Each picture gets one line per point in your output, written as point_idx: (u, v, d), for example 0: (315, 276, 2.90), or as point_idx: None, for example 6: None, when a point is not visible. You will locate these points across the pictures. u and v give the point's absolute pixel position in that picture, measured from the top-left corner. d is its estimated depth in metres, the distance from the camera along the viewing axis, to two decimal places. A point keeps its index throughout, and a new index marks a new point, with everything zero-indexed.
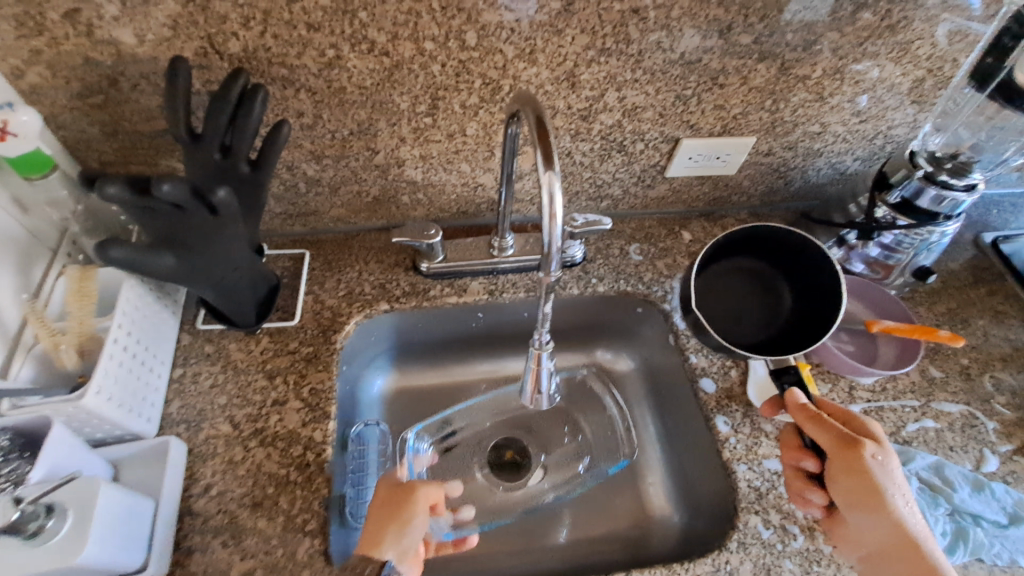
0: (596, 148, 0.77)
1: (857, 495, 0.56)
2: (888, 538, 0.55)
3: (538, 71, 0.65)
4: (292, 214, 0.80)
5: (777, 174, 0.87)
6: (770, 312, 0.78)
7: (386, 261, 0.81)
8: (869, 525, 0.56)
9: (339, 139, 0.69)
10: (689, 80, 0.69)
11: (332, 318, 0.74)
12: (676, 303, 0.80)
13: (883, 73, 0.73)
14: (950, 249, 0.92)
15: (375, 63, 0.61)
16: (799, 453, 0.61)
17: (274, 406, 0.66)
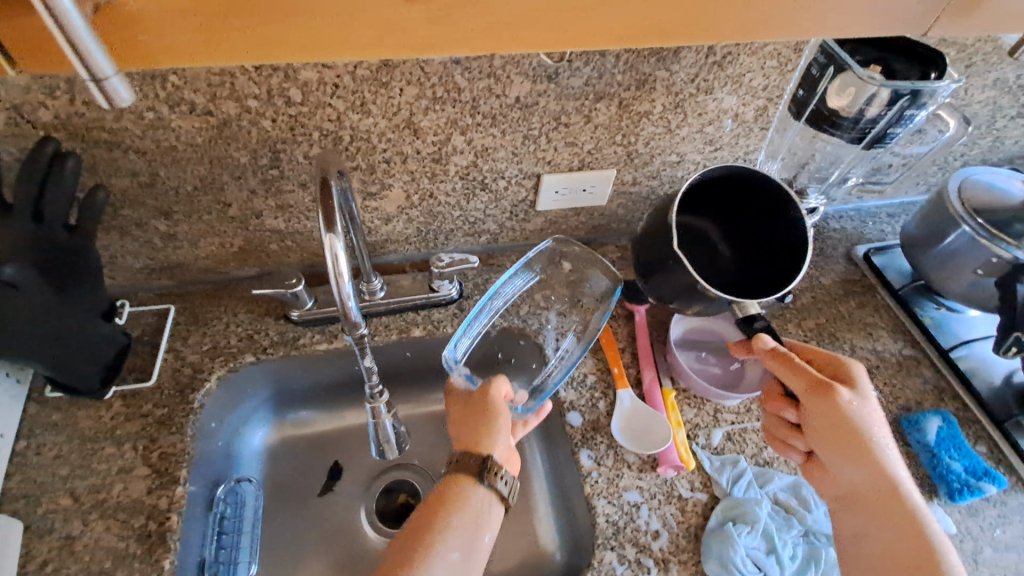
0: (458, 189, 0.78)
1: (835, 438, 0.61)
2: (863, 474, 0.60)
3: (375, 121, 0.65)
4: (155, 269, 0.79)
5: (649, 202, 0.89)
6: (713, 274, 0.73)
7: (256, 309, 0.80)
8: (847, 465, 0.61)
9: (184, 195, 0.69)
10: (532, 121, 0.70)
11: (191, 376, 0.73)
12: (549, 337, 0.81)
13: (725, 104, 0.75)
14: (824, 263, 0.94)
15: (200, 122, 0.61)
16: (781, 402, 0.66)
17: (119, 475, 0.66)
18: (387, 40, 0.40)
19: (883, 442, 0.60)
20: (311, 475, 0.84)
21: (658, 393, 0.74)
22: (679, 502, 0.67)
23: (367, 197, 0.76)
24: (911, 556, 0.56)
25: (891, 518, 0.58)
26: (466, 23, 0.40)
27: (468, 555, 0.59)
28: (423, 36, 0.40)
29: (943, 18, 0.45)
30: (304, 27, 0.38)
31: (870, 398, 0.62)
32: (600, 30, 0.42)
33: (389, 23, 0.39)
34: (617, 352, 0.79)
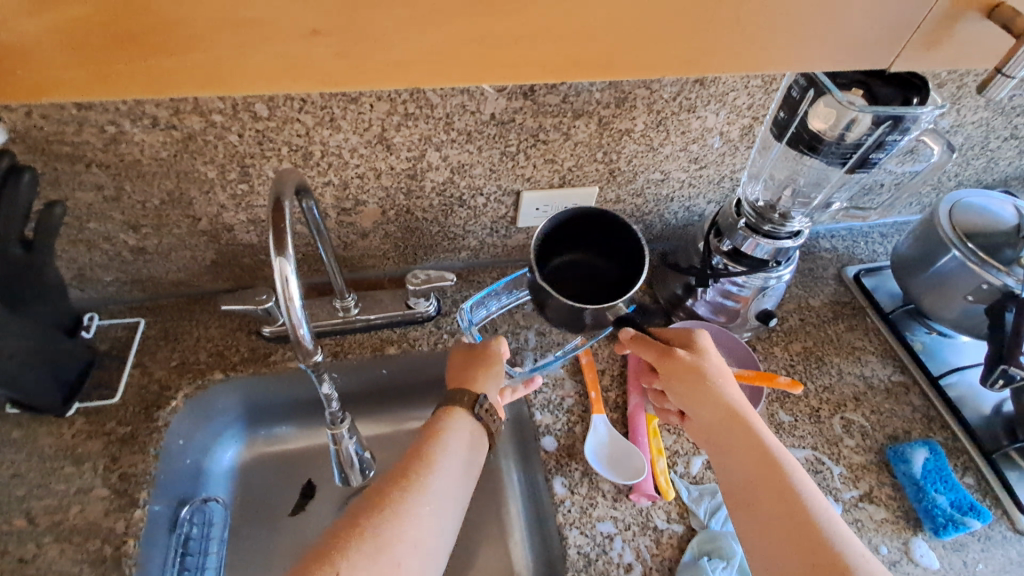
0: (435, 205, 0.77)
1: (686, 392, 0.64)
2: (713, 416, 0.62)
3: (346, 136, 0.64)
4: (126, 282, 0.77)
5: (634, 219, 0.87)
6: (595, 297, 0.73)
7: (228, 324, 0.79)
8: (700, 416, 0.63)
9: (152, 209, 0.67)
10: (509, 138, 0.69)
11: (157, 393, 0.72)
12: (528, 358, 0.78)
13: (709, 122, 0.73)
14: (812, 284, 0.92)
15: (164, 136, 0.59)
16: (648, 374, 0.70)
17: (77, 496, 0.64)
18: (294, 73, 0.32)
19: (724, 383, 0.64)
20: (283, 492, 0.80)
21: (641, 419, 0.72)
22: (654, 533, 0.65)
23: (342, 212, 0.74)
24: (766, 479, 0.56)
25: (744, 450, 0.59)
26: (382, 48, 0.32)
27: (463, 476, 0.60)
28: (334, 69, 0.32)
29: (906, 53, 0.39)
30: (205, 58, 0.31)
31: (708, 348, 0.66)
32: (554, 60, 0.34)
33: (291, 50, 0.31)
34: (596, 375, 0.77)
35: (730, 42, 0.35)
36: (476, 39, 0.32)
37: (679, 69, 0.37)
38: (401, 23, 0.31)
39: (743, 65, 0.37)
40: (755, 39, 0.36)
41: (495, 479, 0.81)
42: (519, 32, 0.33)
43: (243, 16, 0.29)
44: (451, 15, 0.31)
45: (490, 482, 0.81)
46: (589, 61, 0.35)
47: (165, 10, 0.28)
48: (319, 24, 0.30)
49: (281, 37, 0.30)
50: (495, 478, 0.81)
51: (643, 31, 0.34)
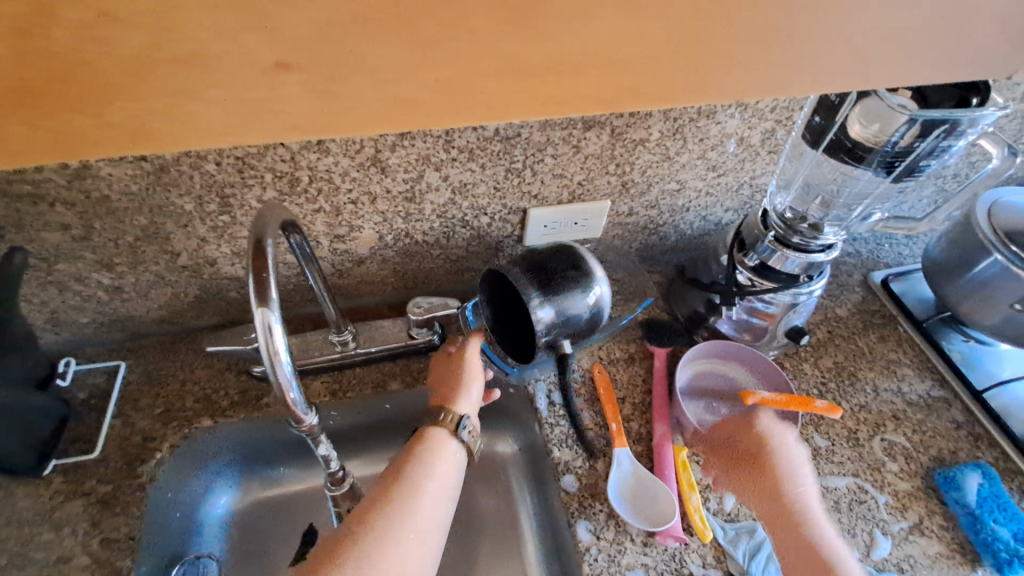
0: (435, 227, 0.71)
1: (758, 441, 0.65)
2: (747, 467, 0.64)
3: (336, 160, 0.58)
4: (104, 323, 0.71)
5: (648, 231, 0.81)
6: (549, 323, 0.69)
7: (216, 364, 0.73)
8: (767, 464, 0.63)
9: (125, 245, 0.61)
10: (515, 154, 0.63)
11: (140, 446, 0.66)
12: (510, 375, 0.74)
13: (729, 127, 0.68)
14: (838, 292, 0.86)
15: (133, 168, 0.54)
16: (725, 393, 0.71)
17: (56, 567, 0.58)
18: (252, 123, 0.25)
19: (773, 441, 0.66)
20: (282, 542, 0.74)
21: (670, 452, 0.66)
22: None
23: (335, 240, 0.68)
24: (797, 536, 0.58)
25: (779, 505, 0.61)
26: (375, 84, 0.25)
27: (447, 498, 0.56)
28: (306, 114, 0.25)
29: None
30: (138, 107, 0.23)
31: (768, 421, 0.68)
32: (603, 92, 0.27)
33: (248, 94, 0.24)
34: (616, 405, 0.71)
35: (798, 62, 0.28)
36: (501, 72, 0.26)
37: (758, 93, 0.29)
38: (402, 52, 0.24)
39: (814, 86, 0.29)
40: (830, 55, 0.28)
41: (509, 517, 0.75)
42: (558, 58, 0.25)
43: (177, 54, 0.22)
44: (470, 43, 0.24)
45: (504, 520, 0.75)
46: (645, 92, 0.28)
47: (79, 46, 0.21)
48: (285, 54, 0.23)
49: (235, 78, 0.23)
50: (510, 518, 0.75)
51: (712, 54, 0.27)
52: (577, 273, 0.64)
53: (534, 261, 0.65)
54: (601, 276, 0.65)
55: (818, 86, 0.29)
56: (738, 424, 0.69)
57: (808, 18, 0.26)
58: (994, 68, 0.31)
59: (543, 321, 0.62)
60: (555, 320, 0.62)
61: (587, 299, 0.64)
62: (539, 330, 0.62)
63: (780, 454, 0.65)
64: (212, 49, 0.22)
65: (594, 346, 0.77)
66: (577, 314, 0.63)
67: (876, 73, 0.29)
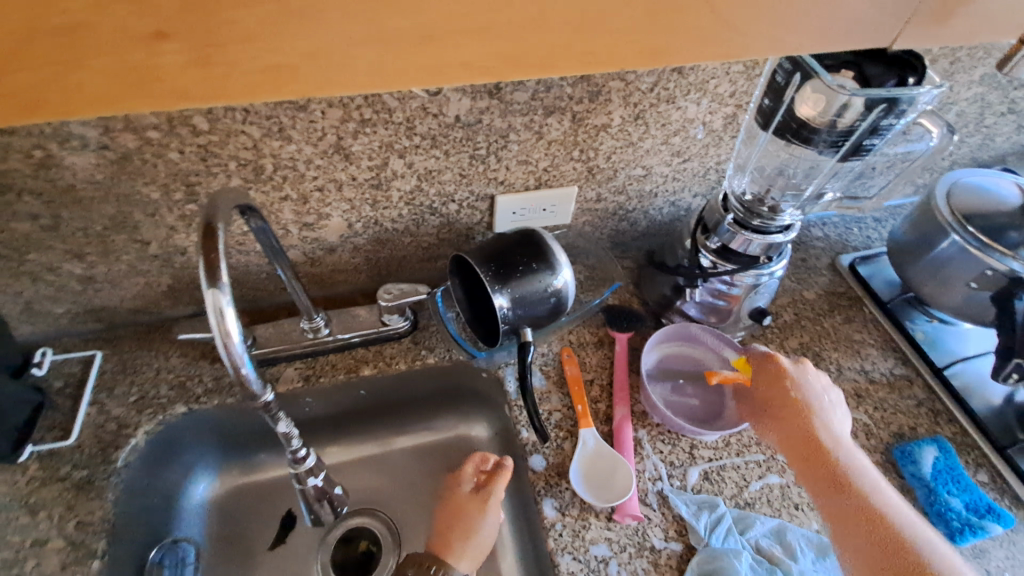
0: (404, 214, 0.72)
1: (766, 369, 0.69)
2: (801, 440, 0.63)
3: (299, 147, 0.59)
4: (80, 313, 0.72)
5: (617, 217, 0.83)
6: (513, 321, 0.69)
7: (192, 352, 0.74)
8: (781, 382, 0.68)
9: (95, 235, 0.62)
10: (477, 140, 0.64)
11: (115, 432, 0.66)
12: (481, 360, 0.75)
13: (690, 113, 0.70)
14: (805, 276, 0.88)
15: (97, 158, 0.54)
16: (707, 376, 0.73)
17: (33, 549, 0.59)
18: (137, 91, 0.26)
19: (819, 409, 0.65)
20: (262, 525, 0.76)
21: (628, 433, 0.68)
22: (653, 554, 0.60)
23: (304, 228, 0.69)
24: (857, 515, 0.57)
25: (837, 482, 0.59)
26: (254, 50, 0.26)
27: None
28: (189, 81, 0.26)
29: (912, 28, 0.32)
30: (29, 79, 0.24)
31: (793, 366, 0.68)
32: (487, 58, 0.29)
33: (130, 62, 0.25)
34: (583, 387, 0.72)
35: (681, 28, 0.30)
36: (387, 40, 0.27)
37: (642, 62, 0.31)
38: (279, 17, 0.25)
39: (696, 52, 0.31)
40: (707, 19, 0.29)
41: None
42: (433, 25, 0.27)
43: (56, 23, 0.23)
44: (351, 11, 0.26)
45: None
46: (531, 60, 0.29)
47: None
48: (162, 25, 0.24)
49: (113, 47, 0.24)
50: None
51: (590, 17, 0.28)
52: (538, 261, 0.64)
53: (498, 247, 0.65)
54: (563, 262, 0.65)
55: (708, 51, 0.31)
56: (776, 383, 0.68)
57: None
58: (878, 40, 0.33)
59: (504, 306, 0.62)
60: (515, 306, 0.63)
61: (549, 286, 0.64)
62: (500, 316, 0.63)
63: (818, 406, 0.65)
64: (90, 17, 0.23)
65: (564, 330, 0.78)
66: (538, 300, 0.64)
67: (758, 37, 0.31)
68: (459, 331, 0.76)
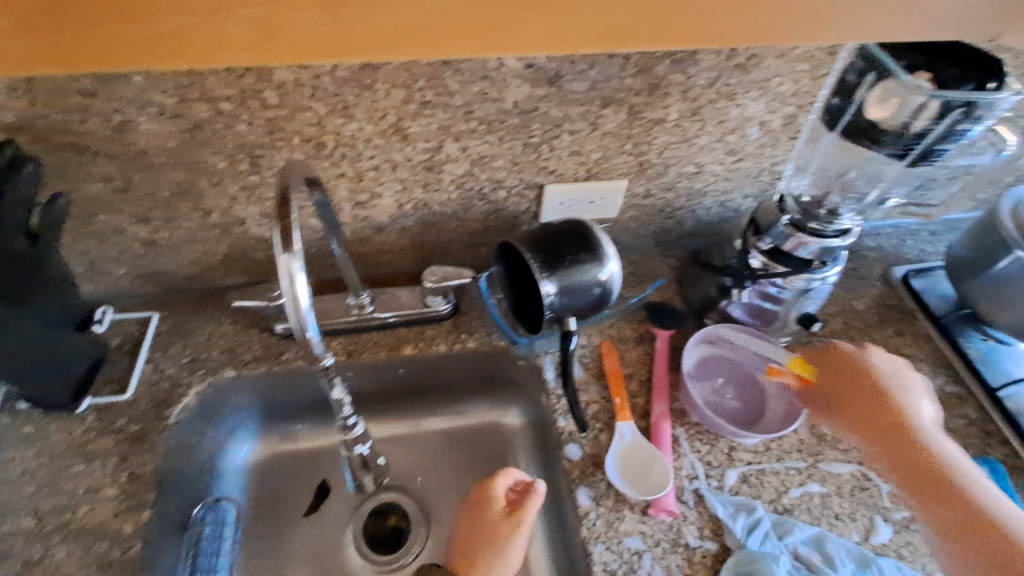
0: (454, 198, 0.73)
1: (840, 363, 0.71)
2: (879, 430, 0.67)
3: (361, 126, 0.60)
4: (140, 276, 0.75)
5: (664, 214, 0.82)
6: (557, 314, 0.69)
7: (242, 320, 0.77)
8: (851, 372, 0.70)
9: (161, 201, 0.65)
10: (532, 128, 0.64)
11: (168, 390, 0.69)
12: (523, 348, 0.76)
13: (748, 111, 0.68)
14: (854, 285, 0.86)
15: (170, 125, 0.56)
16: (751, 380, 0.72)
17: (86, 495, 0.61)
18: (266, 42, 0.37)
19: (891, 392, 0.68)
20: (298, 492, 0.79)
21: (667, 429, 0.68)
22: (687, 551, 0.60)
23: (356, 206, 0.71)
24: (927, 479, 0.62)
25: (918, 462, 0.64)
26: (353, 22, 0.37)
27: None
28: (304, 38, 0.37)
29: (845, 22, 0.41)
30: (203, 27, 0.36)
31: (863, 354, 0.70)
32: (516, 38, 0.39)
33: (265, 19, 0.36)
34: (622, 381, 0.72)
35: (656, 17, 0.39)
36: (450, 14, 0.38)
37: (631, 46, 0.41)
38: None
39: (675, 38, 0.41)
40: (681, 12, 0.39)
41: None
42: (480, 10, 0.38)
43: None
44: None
45: None
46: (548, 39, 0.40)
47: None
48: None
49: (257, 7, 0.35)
50: None
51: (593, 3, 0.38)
52: (587, 252, 0.64)
53: (546, 235, 0.65)
54: (611, 254, 0.65)
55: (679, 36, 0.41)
56: (850, 376, 0.70)
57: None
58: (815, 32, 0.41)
59: (550, 293, 0.63)
60: (561, 296, 0.63)
61: (597, 275, 0.64)
62: (546, 303, 0.63)
63: (892, 391, 0.68)
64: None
65: (604, 324, 0.79)
66: (584, 291, 0.64)
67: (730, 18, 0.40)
68: (501, 317, 0.77)
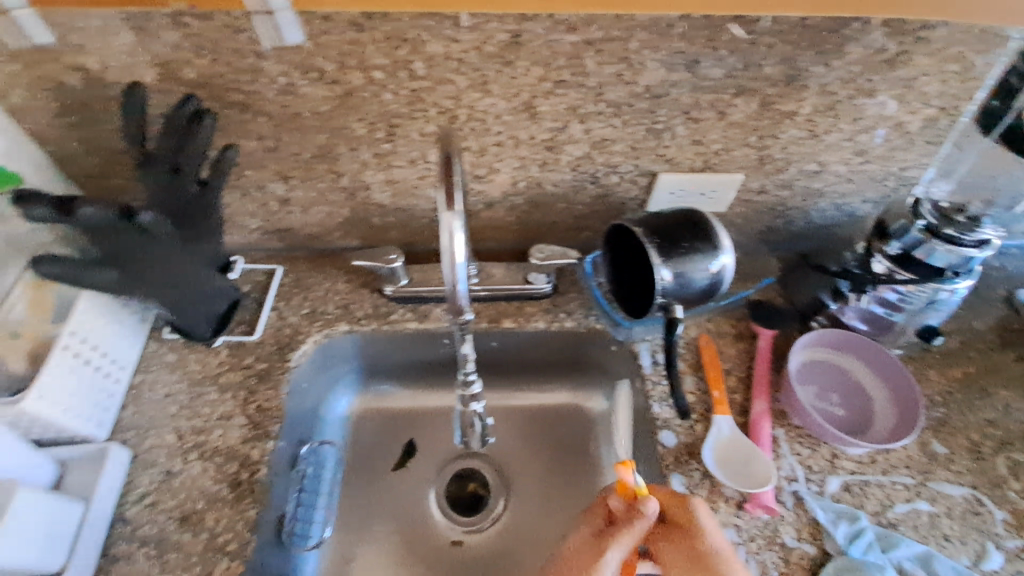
0: (567, 180, 0.74)
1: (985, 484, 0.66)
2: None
3: (495, 102, 0.63)
4: (269, 231, 0.82)
5: (775, 213, 0.80)
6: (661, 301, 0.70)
7: (355, 281, 0.82)
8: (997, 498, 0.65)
9: (303, 161, 0.70)
10: (659, 114, 0.65)
11: (290, 337, 0.75)
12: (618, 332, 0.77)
13: (885, 110, 0.66)
14: (976, 305, 0.81)
15: (327, 90, 0.61)
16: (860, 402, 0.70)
17: (220, 421, 0.68)
18: None
19: None
20: (389, 448, 0.84)
21: (767, 429, 0.68)
22: (782, 550, 0.60)
23: (474, 180, 0.74)
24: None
25: None
26: None
27: None
28: None
29: None
30: None
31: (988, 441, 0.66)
32: None
33: None
34: (721, 375, 0.72)
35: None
36: None
37: None
38: None
39: None
40: None
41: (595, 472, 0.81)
42: None
43: None
44: None
45: (589, 464, 0.82)
46: None
47: None
48: None
49: None
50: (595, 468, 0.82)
51: None
52: (703, 241, 0.65)
53: (663, 222, 0.67)
54: (726, 246, 0.66)
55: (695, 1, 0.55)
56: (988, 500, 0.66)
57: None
58: None
59: (666, 279, 0.64)
60: (675, 283, 0.64)
61: (710, 266, 0.65)
62: (659, 288, 0.64)
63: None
64: None
65: (702, 317, 0.78)
66: (698, 280, 0.65)
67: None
68: (602, 301, 0.79)
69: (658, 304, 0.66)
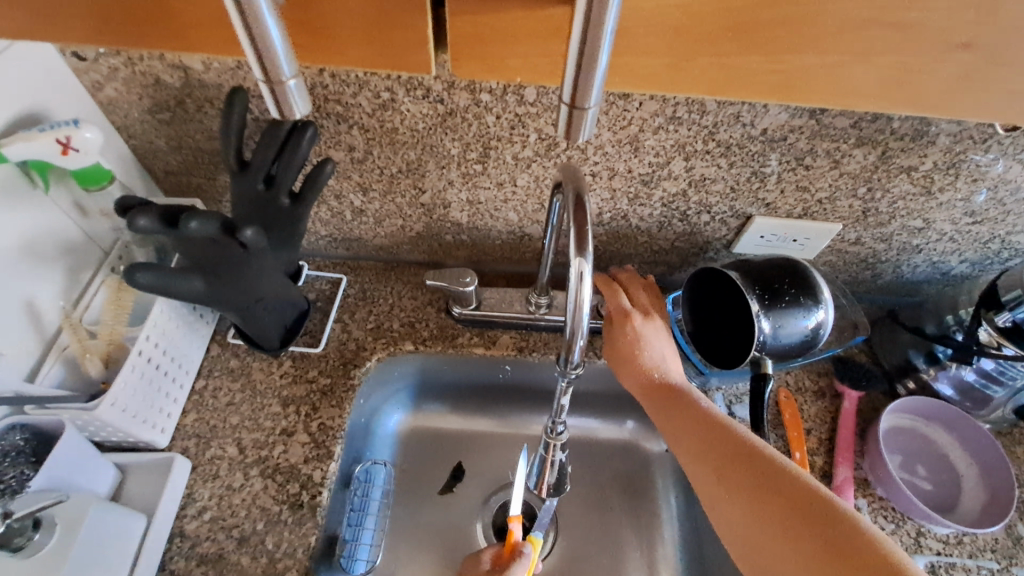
0: (655, 215, 0.71)
1: None
2: (646, 375, 0.61)
3: (599, 132, 0.60)
4: (337, 239, 0.79)
5: (864, 265, 0.76)
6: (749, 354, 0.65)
7: (421, 298, 0.80)
8: None
9: (387, 175, 0.68)
10: (769, 158, 0.62)
11: (354, 352, 0.73)
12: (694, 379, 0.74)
13: (1010, 171, 0.62)
14: None
15: (429, 108, 0.59)
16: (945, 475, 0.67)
17: (281, 437, 0.66)
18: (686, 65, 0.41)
19: None
20: (437, 472, 0.81)
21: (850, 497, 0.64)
22: None
23: None
24: (802, 510, 0.47)
25: None
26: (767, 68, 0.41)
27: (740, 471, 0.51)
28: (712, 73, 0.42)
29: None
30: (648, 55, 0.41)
31: None
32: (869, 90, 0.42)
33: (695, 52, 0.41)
34: (802, 434, 0.68)
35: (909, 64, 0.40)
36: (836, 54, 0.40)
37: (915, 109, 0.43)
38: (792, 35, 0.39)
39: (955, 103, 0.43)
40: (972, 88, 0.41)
41: (652, 518, 0.78)
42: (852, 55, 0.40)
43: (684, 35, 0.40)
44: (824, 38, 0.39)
45: (646, 509, 0.78)
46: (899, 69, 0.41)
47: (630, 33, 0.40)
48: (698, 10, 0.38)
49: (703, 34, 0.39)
50: (652, 513, 0.78)
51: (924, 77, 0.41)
52: (806, 294, 0.61)
53: (761, 270, 0.64)
54: (827, 299, 0.62)
55: (840, 100, 0.43)
56: None
57: (960, 11, 0.37)
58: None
59: (763, 331, 0.60)
60: (774, 335, 0.60)
61: (808, 322, 0.61)
62: (756, 340, 0.60)
63: None
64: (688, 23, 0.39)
65: (783, 371, 0.74)
66: (793, 335, 0.61)
67: (991, 83, 0.41)
68: (682, 340, 0.75)
69: (753, 357, 0.62)
